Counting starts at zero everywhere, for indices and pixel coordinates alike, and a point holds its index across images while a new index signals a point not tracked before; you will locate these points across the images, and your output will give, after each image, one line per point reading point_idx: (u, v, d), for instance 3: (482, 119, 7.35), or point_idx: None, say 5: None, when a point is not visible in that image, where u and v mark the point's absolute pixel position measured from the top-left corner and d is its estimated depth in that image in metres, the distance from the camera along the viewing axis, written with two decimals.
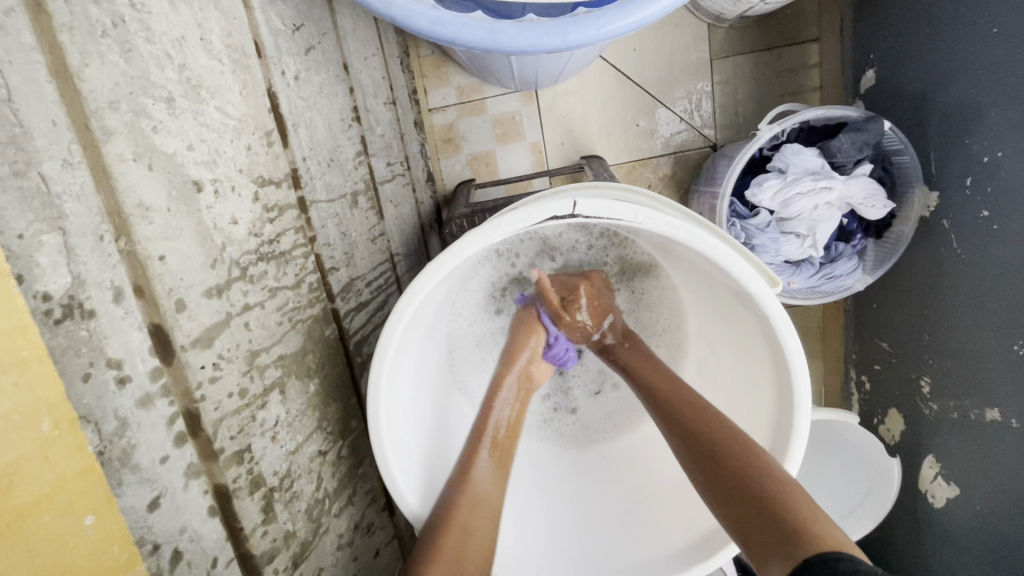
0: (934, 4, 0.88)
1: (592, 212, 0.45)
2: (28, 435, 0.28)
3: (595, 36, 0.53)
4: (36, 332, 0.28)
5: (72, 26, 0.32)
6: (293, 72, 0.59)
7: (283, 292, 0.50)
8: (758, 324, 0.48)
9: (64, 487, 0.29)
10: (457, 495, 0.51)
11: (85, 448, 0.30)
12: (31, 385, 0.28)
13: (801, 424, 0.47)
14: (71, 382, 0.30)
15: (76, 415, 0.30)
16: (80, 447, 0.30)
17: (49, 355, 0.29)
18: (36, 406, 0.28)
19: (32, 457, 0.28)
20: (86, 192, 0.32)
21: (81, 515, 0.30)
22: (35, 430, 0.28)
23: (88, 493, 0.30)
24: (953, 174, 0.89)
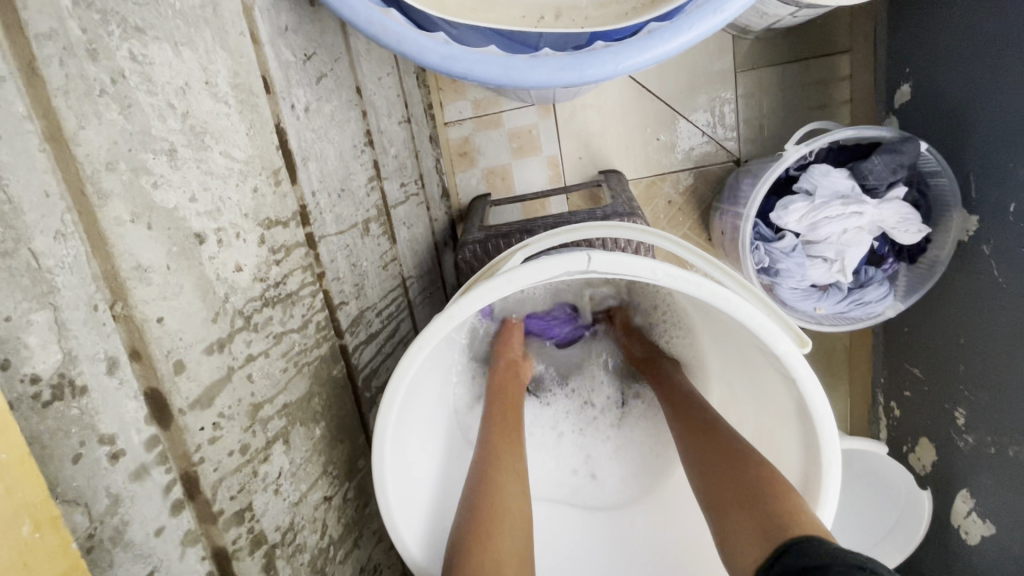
0: (974, 19, 0.83)
1: (608, 267, 0.43)
2: (7, 542, 0.23)
3: (613, 71, 0.51)
4: (16, 431, 0.24)
5: (67, 89, 0.31)
6: (303, 103, 0.58)
7: (289, 336, 0.49)
8: (785, 381, 0.46)
9: None
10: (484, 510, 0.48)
11: (69, 545, 0.26)
12: (9, 489, 0.24)
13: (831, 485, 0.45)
14: (60, 465, 0.29)
15: (59, 510, 0.26)
16: (64, 545, 0.26)
17: (30, 453, 0.24)
18: (16, 512, 0.24)
19: (10, 566, 0.24)
20: (80, 262, 0.31)
21: None
22: (15, 535, 0.24)
23: None
24: (996, 198, 0.84)
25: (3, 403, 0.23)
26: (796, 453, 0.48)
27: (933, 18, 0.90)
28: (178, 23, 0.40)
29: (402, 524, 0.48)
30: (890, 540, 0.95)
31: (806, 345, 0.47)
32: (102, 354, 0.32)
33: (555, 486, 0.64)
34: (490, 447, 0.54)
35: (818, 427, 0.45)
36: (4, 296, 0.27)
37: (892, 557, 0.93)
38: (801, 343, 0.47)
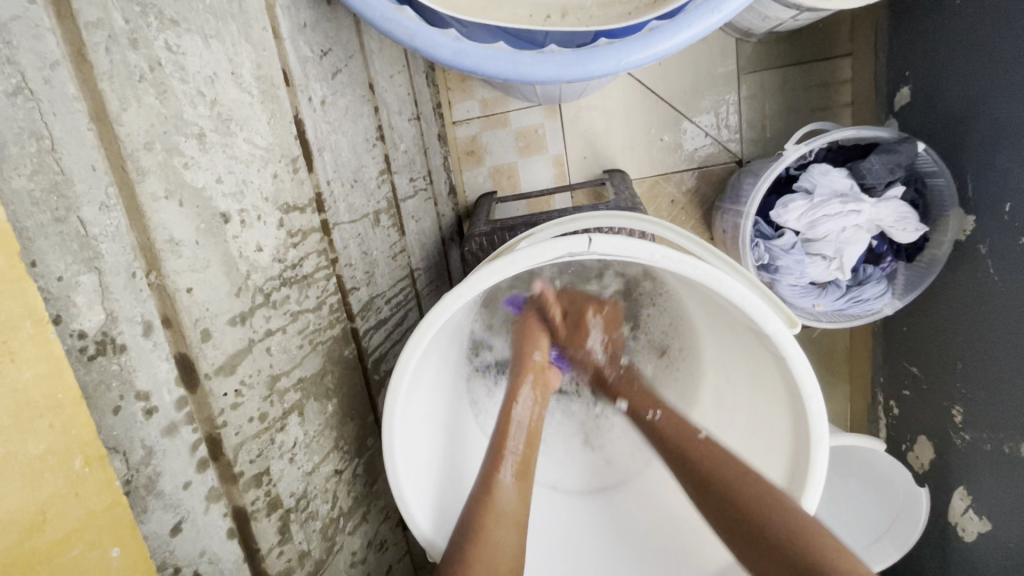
0: (970, 23, 0.85)
1: (608, 249, 0.45)
2: (60, 473, 0.28)
3: (616, 67, 0.54)
4: (71, 375, 0.29)
5: (112, 75, 0.34)
6: (320, 96, 0.61)
7: (305, 316, 0.51)
8: (777, 361, 0.48)
9: (93, 521, 0.30)
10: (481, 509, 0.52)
11: (113, 482, 0.31)
12: (65, 426, 0.28)
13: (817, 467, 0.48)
14: (102, 415, 0.32)
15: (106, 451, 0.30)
16: (109, 482, 0.30)
17: (83, 397, 0.29)
18: (70, 446, 0.29)
19: (65, 493, 0.29)
20: (121, 232, 0.34)
21: (107, 548, 0.30)
22: (67, 468, 0.29)
23: (114, 526, 0.31)
24: (992, 198, 0.86)
25: (59, 350, 0.28)
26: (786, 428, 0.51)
27: (933, 21, 0.92)
28: (208, 17, 0.43)
29: (413, 500, 0.51)
30: (887, 535, 0.97)
31: (795, 325, 0.49)
32: (139, 318, 0.34)
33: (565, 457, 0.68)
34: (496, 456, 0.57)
35: (807, 407, 0.47)
36: (56, 259, 0.30)
37: (890, 553, 0.95)
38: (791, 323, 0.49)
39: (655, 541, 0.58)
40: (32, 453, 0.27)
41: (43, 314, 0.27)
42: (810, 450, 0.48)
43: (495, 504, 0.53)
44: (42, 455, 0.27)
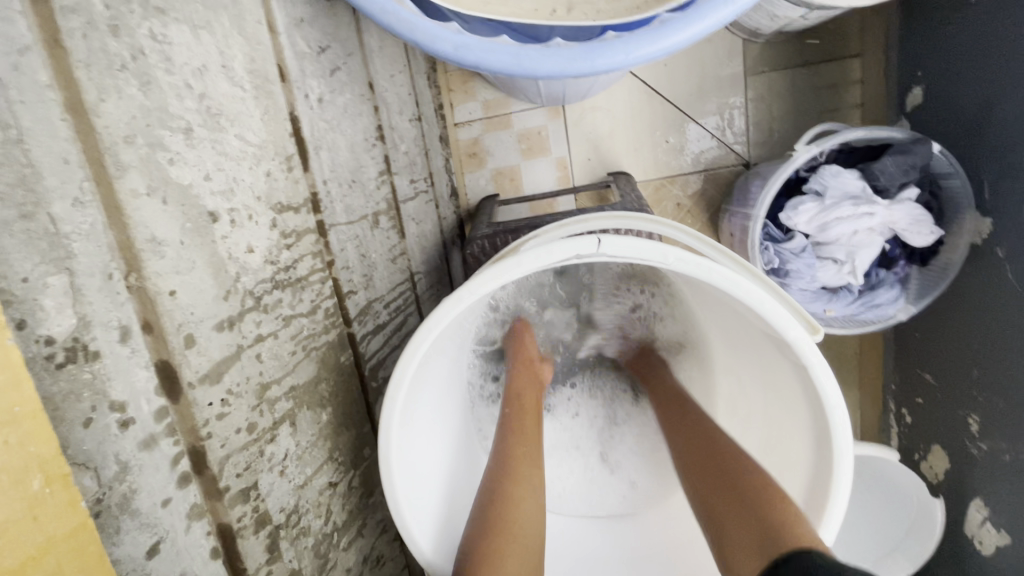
0: (984, 22, 0.83)
1: (618, 250, 0.43)
2: (17, 495, 0.25)
3: (625, 62, 0.52)
4: (32, 384, 0.26)
5: (90, 62, 0.31)
6: (317, 94, 0.59)
7: (298, 321, 0.49)
8: (796, 367, 0.46)
9: (55, 547, 0.27)
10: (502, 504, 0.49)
11: (79, 502, 0.28)
12: (22, 441, 0.26)
13: (840, 472, 0.44)
14: (71, 429, 0.29)
15: (70, 468, 0.28)
16: (72, 503, 0.28)
17: (44, 408, 0.27)
18: (29, 463, 0.26)
19: (22, 517, 0.26)
20: (96, 230, 0.32)
21: None
22: (25, 488, 0.26)
23: (81, 551, 0.28)
24: (1010, 200, 0.83)
25: (18, 357, 0.25)
26: (807, 443, 0.48)
27: (947, 20, 0.90)
28: (198, 7, 0.41)
29: (410, 516, 0.48)
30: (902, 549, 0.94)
31: (816, 332, 0.47)
32: (115, 323, 0.32)
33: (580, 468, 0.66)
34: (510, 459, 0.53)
35: (828, 419, 0.44)
36: (22, 257, 0.28)
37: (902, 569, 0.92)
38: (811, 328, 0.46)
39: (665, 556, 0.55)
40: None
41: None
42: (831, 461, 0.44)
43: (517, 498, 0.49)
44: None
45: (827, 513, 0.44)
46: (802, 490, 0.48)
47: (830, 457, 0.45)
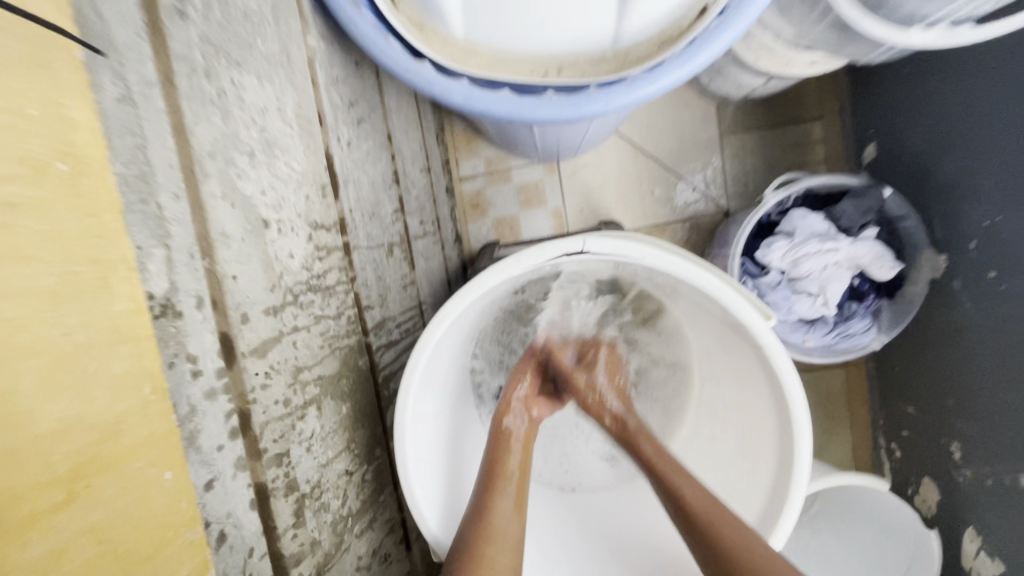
0: (916, 87, 0.96)
1: (600, 249, 0.52)
2: (134, 395, 0.32)
3: (603, 109, 0.64)
4: (147, 313, 0.33)
5: (190, 96, 0.41)
6: (346, 139, 0.69)
7: (325, 321, 0.56)
8: (757, 353, 0.53)
9: (153, 444, 0.33)
10: (479, 528, 0.54)
11: (172, 415, 0.34)
12: (141, 355, 0.33)
13: (800, 451, 0.52)
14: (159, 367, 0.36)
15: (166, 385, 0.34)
16: (170, 412, 0.34)
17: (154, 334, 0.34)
18: (143, 372, 0.33)
19: (136, 412, 0.32)
20: (187, 219, 0.40)
21: (162, 470, 0.34)
22: (139, 392, 0.32)
23: (171, 452, 0.34)
24: (958, 237, 0.93)
25: (142, 292, 0.33)
26: (774, 431, 0.55)
27: (888, 86, 1.04)
28: (263, 64, 0.52)
29: (419, 487, 0.56)
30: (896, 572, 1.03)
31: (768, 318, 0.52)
32: (194, 292, 0.39)
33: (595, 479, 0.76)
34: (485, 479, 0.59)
35: (786, 392, 0.52)
36: (138, 233, 0.35)
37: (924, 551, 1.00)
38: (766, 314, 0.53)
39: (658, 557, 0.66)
40: (116, 370, 0.31)
41: (132, 261, 0.33)
42: (792, 434, 0.52)
43: (493, 521, 0.55)
44: (121, 374, 0.32)
45: (786, 500, 0.53)
46: (771, 472, 0.55)
47: (792, 440, 0.53)
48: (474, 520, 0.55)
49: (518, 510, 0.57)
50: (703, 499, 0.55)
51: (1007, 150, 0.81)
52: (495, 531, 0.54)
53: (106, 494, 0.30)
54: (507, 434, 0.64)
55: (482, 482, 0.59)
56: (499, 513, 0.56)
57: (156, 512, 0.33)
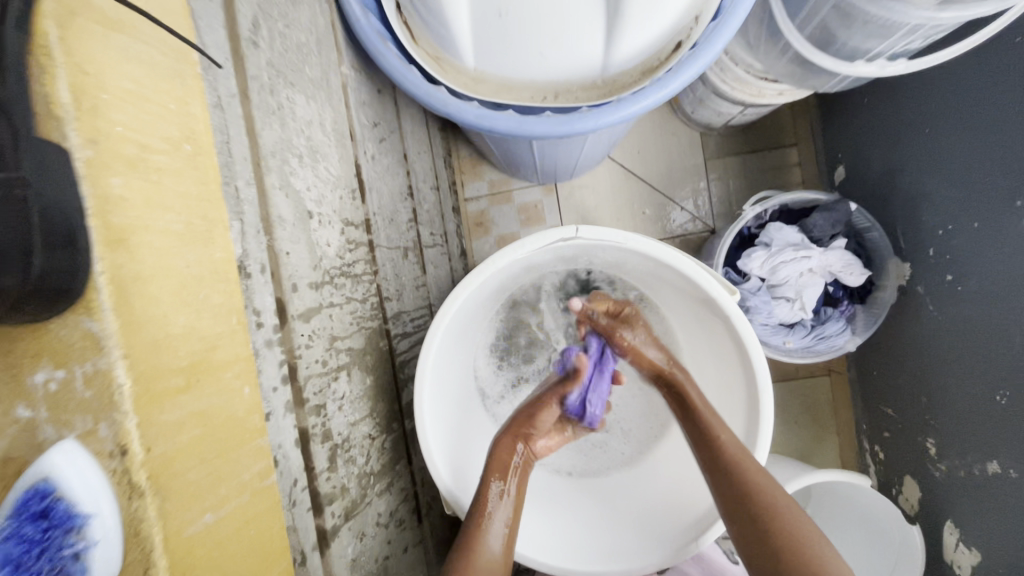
0: (873, 113, 1.08)
1: (590, 235, 0.60)
2: (224, 321, 0.37)
3: (593, 125, 0.74)
4: (232, 257, 0.39)
5: (259, 106, 0.51)
6: (370, 153, 0.80)
7: (354, 303, 0.65)
8: (724, 324, 0.62)
9: (237, 365, 0.38)
10: (469, 547, 0.60)
11: (248, 344, 0.39)
12: (229, 289, 0.38)
13: (765, 402, 0.61)
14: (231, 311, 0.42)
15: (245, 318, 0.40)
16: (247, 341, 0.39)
17: (236, 274, 0.39)
18: (230, 304, 0.38)
19: (227, 335, 0.37)
20: (255, 201, 0.49)
21: (245, 388, 0.38)
22: (228, 320, 0.38)
23: (249, 375, 0.39)
24: (918, 246, 1.03)
25: (227, 239, 0.39)
26: (744, 393, 0.64)
27: (850, 114, 1.16)
28: (309, 86, 0.62)
29: (433, 446, 0.63)
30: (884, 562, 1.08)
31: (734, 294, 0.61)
32: (259, 259, 0.48)
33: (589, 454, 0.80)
34: (479, 499, 0.64)
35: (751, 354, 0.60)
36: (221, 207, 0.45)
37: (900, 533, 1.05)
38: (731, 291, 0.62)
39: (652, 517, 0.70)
40: (214, 298, 0.37)
41: (222, 211, 0.39)
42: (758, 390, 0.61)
43: (481, 543, 0.60)
44: (218, 302, 0.37)
45: (759, 443, 0.62)
46: (744, 424, 0.65)
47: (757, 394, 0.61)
48: (468, 538, 0.61)
49: (507, 537, 0.62)
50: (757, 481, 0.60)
51: (953, 167, 0.91)
52: (480, 553, 0.60)
53: (213, 396, 0.35)
54: (510, 459, 0.69)
55: (479, 501, 0.63)
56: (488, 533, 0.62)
57: (242, 422, 0.38)
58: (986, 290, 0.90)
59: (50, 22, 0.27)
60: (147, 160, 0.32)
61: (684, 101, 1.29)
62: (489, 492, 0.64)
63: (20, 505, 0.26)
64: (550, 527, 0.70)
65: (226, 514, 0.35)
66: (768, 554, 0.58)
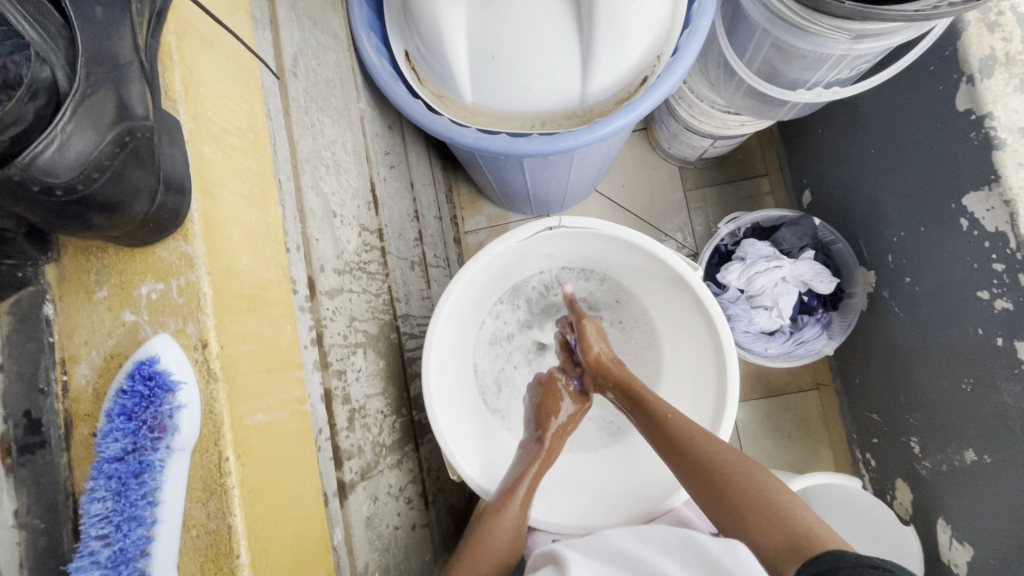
0: (829, 140, 1.21)
1: (572, 223, 0.72)
2: (275, 270, 0.47)
3: (574, 144, 0.85)
4: (280, 224, 0.49)
5: (297, 122, 0.63)
6: (382, 175, 0.91)
7: (369, 294, 0.74)
8: (692, 296, 0.72)
9: (282, 307, 0.47)
10: (485, 524, 0.66)
11: (289, 294, 0.48)
12: (277, 247, 0.48)
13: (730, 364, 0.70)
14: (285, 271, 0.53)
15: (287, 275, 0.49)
16: (288, 292, 0.48)
17: (281, 236, 0.49)
18: (277, 259, 0.48)
19: (275, 284, 0.47)
20: (292, 194, 0.59)
21: (287, 326, 0.47)
22: (277, 270, 0.47)
23: (288, 319, 0.47)
24: (879, 254, 1.12)
25: (275, 207, 0.49)
26: (713, 363, 0.73)
27: (810, 144, 1.29)
28: (334, 112, 0.75)
29: (440, 417, 0.70)
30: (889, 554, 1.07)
31: (698, 269, 0.71)
32: (295, 241, 0.58)
33: (578, 444, 0.85)
34: (512, 486, 0.70)
35: (715, 321, 0.70)
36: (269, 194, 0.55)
37: (890, 523, 1.07)
38: (695, 268, 0.72)
39: (637, 489, 0.75)
40: (267, 252, 0.46)
41: (273, 186, 0.50)
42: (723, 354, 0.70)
43: (501, 521, 0.66)
44: (271, 255, 0.47)
45: (727, 406, 0.70)
46: (715, 393, 0.73)
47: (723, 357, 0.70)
48: (488, 516, 0.67)
49: (521, 519, 0.67)
50: (695, 443, 0.66)
51: (899, 177, 1.03)
52: (491, 530, 0.66)
53: (265, 326, 0.44)
54: (549, 432, 0.76)
55: (505, 491, 0.69)
56: (508, 511, 0.67)
57: (287, 352, 0.46)
58: (940, 285, 0.98)
59: (172, 35, 0.41)
60: (225, 139, 0.44)
61: (662, 139, 1.44)
62: (522, 475, 0.71)
63: (135, 372, 0.38)
64: (542, 500, 0.75)
65: (275, 419, 0.43)
66: (728, 509, 0.61)
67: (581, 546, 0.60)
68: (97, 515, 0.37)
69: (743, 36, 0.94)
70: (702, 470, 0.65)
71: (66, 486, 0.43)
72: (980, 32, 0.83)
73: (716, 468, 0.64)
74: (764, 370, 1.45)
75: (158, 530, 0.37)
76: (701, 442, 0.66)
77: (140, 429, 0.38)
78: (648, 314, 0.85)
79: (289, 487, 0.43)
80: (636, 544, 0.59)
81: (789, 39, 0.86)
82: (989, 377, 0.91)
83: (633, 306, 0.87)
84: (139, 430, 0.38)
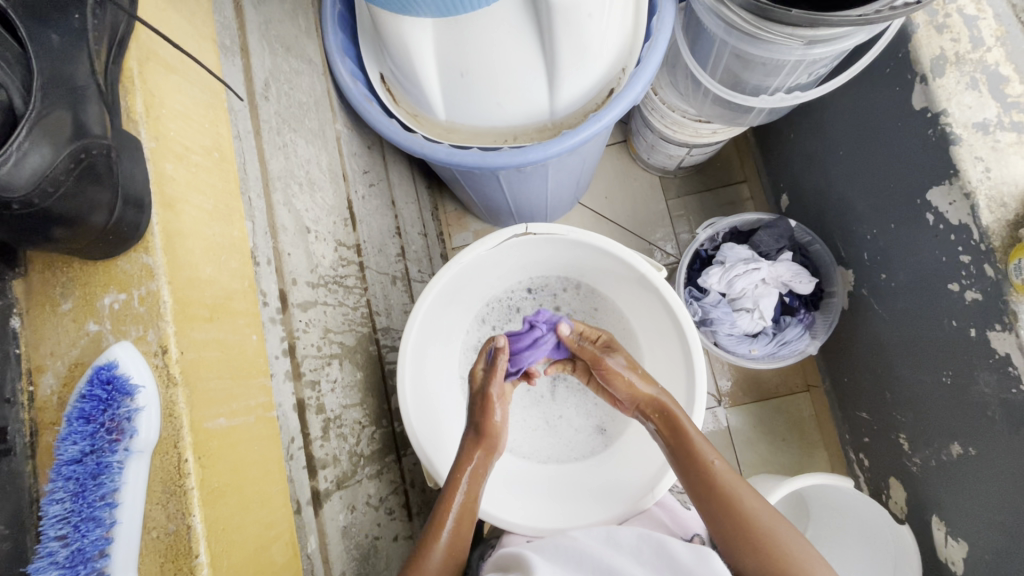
0: (801, 144, 1.24)
1: (539, 230, 0.74)
2: (238, 279, 0.50)
3: (543, 156, 0.87)
4: (246, 238, 0.53)
5: (268, 143, 0.66)
6: (361, 192, 0.94)
7: (345, 307, 0.76)
8: (659, 296, 0.74)
9: (248, 316, 0.50)
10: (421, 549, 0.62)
11: (255, 305, 0.52)
12: (242, 260, 0.51)
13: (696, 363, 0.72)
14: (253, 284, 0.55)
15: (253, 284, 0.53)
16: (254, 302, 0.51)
17: (247, 249, 0.52)
18: (243, 271, 0.51)
19: (240, 294, 0.50)
20: (263, 211, 0.61)
21: (252, 333, 0.50)
22: (242, 280, 0.51)
23: (254, 328, 0.51)
24: (856, 253, 1.14)
25: (241, 220, 0.52)
26: (682, 362, 0.75)
27: (783, 148, 1.32)
28: (308, 133, 0.77)
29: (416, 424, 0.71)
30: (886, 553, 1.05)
31: (660, 269, 0.74)
32: (266, 255, 0.60)
33: (563, 450, 0.88)
34: (442, 506, 0.65)
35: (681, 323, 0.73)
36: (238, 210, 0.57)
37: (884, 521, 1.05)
38: (659, 269, 0.75)
39: (616, 490, 0.78)
40: (232, 264, 0.50)
41: (238, 201, 0.53)
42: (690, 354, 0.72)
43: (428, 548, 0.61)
44: (235, 266, 0.50)
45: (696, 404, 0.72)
46: (685, 392, 0.74)
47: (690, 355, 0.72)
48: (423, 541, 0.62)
49: (458, 544, 0.63)
50: (726, 488, 0.63)
51: (868, 176, 1.05)
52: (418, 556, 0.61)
53: (230, 332, 0.47)
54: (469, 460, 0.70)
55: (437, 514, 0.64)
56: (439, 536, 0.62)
57: (253, 358, 0.50)
58: (914, 280, 0.99)
59: (133, 61, 0.44)
60: (188, 157, 0.48)
61: (640, 150, 1.47)
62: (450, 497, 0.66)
63: (94, 377, 0.41)
64: (524, 506, 0.77)
65: (239, 424, 0.45)
66: (757, 556, 0.58)
67: (555, 550, 0.60)
68: (56, 515, 0.39)
69: (704, 49, 0.98)
70: (735, 520, 0.61)
71: (32, 493, 0.44)
72: (929, 34, 0.87)
73: (749, 520, 0.60)
74: (754, 373, 1.44)
75: (117, 531, 0.39)
76: (735, 490, 0.63)
77: (98, 432, 0.40)
78: (621, 320, 0.87)
79: (253, 488, 0.46)
80: (607, 548, 0.59)
81: (747, 49, 0.89)
82: (966, 368, 0.92)
83: (608, 313, 0.88)
84: (97, 433, 0.40)
